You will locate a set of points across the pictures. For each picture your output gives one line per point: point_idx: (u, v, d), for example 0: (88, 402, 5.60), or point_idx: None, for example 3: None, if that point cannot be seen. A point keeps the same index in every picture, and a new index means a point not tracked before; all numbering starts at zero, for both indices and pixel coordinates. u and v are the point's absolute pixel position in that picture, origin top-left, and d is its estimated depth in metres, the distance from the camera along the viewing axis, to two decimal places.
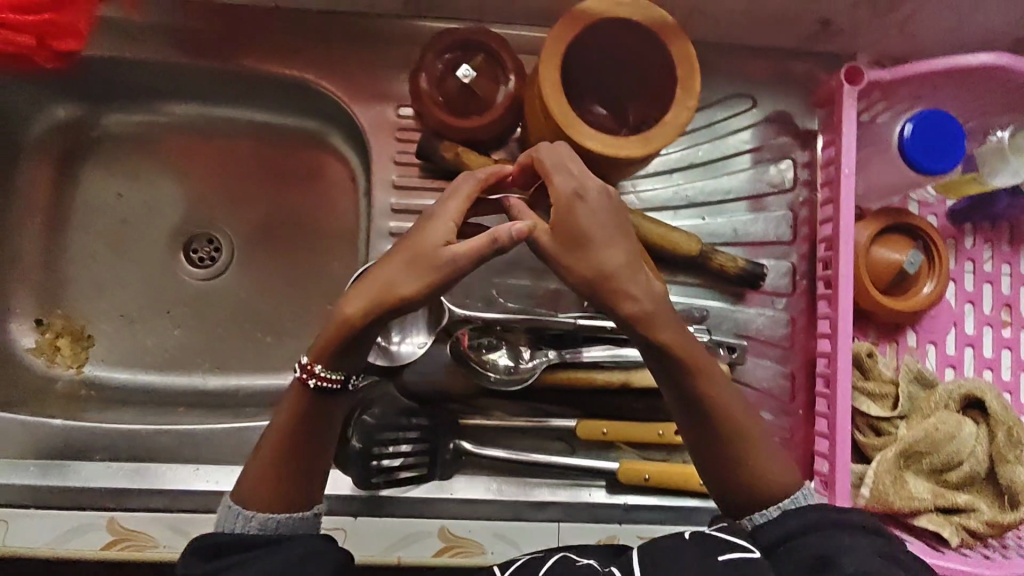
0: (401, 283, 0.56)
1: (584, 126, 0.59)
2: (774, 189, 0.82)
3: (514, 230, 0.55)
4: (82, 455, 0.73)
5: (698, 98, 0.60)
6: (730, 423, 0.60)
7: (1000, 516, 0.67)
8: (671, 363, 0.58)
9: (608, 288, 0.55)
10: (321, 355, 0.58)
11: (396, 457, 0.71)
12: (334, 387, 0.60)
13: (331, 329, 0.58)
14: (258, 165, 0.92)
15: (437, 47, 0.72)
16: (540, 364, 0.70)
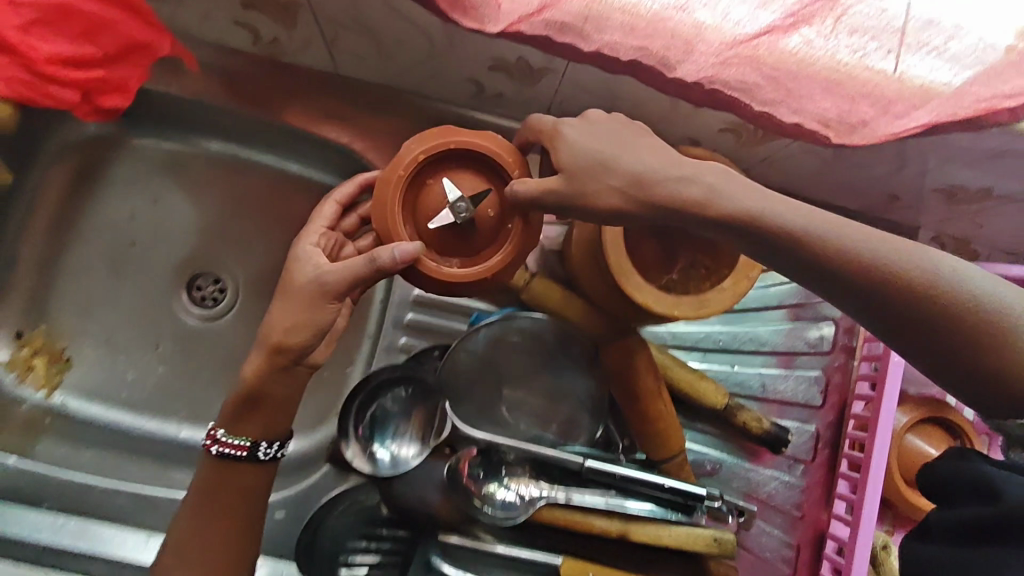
0: (294, 331, 0.57)
1: (637, 276, 0.57)
2: (806, 350, 0.78)
3: (399, 257, 0.51)
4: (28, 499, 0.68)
5: (761, 268, 0.58)
6: (924, 302, 0.41)
7: None
8: (839, 272, 0.43)
9: (647, 194, 0.47)
10: (224, 421, 0.61)
11: (360, 568, 0.68)
12: (241, 454, 0.61)
13: (235, 399, 0.62)
14: (283, 214, 0.87)
15: (420, 151, 0.53)
16: (535, 500, 0.65)
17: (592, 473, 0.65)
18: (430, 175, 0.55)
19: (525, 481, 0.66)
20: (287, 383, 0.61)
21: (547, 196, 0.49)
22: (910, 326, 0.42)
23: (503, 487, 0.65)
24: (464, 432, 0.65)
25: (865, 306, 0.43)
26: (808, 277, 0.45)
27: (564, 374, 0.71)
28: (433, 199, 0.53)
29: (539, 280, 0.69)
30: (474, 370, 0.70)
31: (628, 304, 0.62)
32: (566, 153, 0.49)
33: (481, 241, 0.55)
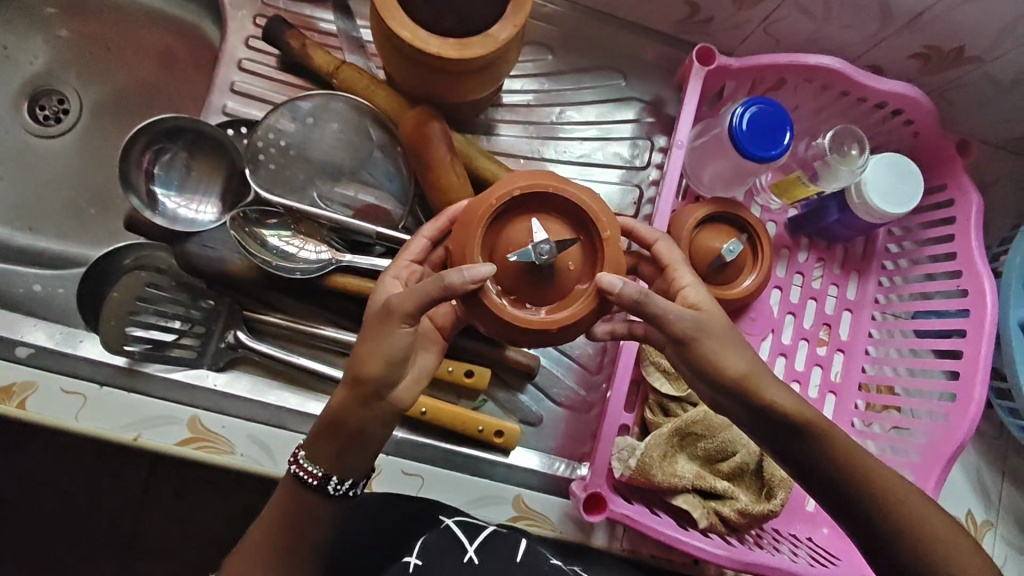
0: (371, 358, 0.50)
1: (404, 17, 0.59)
2: (627, 165, 0.83)
3: (469, 280, 0.47)
4: None
5: (527, 18, 0.61)
6: (930, 531, 0.51)
7: (752, 507, 0.66)
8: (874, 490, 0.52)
9: (751, 391, 0.51)
10: (306, 441, 0.53)
11: (166, 332, 0.69)
12: (313, 483, 0.53)
13: (316, 426, 0.54)
14: (130, 38, 0.88)
15: (518, 192, 0.51)
16: (323, 261, 0.67)
17: (388, 242, 0.68)
18: (507, 217, 0.52)
19: (314, 241, 0.69)
20: (367, 421, 0.52)
21: (684, 316, 0.50)
22: (902, 547, 0.51)
23: (282, 238, 0.68)
24: (261, 196, 0.67)
25: (850, 513, 0.53)
26: (818, 476, 0.53)
27: (371, 161, 0.73)
28: (513, 238, 0.50)
29: (348, 65, 0.72)
30: (283, 150, 0.72)
31: (414, 65, 0.64)
32: (690, 292, 0.53)
33: (556, 292, 0.51)
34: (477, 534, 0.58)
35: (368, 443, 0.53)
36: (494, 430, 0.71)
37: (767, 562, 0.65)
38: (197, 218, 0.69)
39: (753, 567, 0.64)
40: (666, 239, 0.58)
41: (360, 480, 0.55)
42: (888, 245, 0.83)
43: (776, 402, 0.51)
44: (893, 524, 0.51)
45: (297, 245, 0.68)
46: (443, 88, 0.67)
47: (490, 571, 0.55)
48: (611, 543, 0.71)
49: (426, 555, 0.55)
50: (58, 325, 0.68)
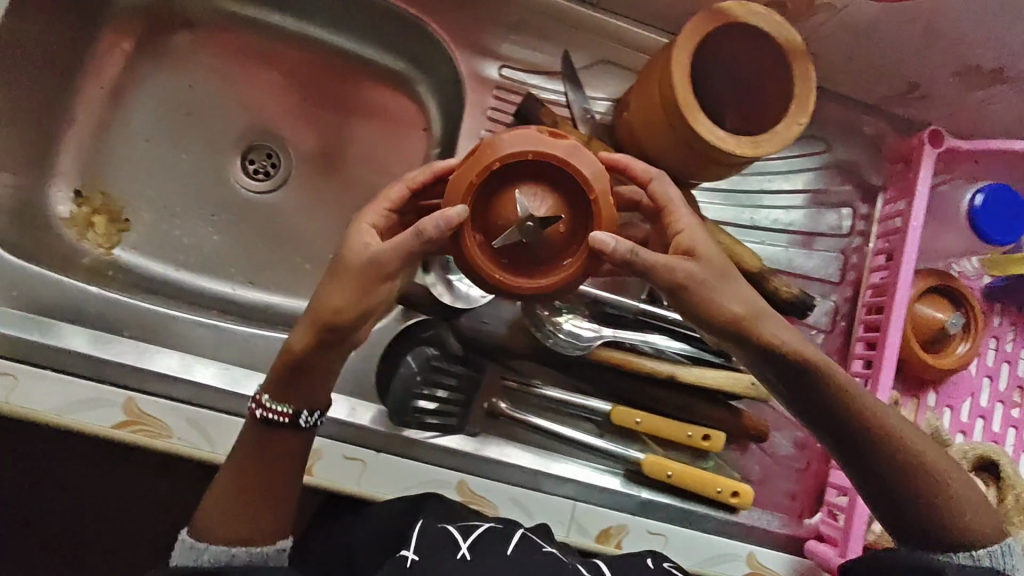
0: (337, 299, 0.53)
1: (701, 114, 0.61)
2: (827, 232, 0.85)
3: (444, 226, 0.49)
4: (111, 327, 0.71)
5: (811, 114, 0.63)
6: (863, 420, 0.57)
7: None
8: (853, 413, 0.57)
9: (746, 329, 0.54)
10: (270, 386, 0.58)
11: (432, 401, 0.71)
12: (284, 421, 0.59)
13: (278, 364, 0.58)
14: (335, 91, 0.88)
15: (495, 167, 0.50)
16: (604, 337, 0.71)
17: (648, 315, 0.73)
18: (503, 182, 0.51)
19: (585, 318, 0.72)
20: (328, 360, 0.57)
21: (675, 266, 0.52)
22: (896, 476, 0.58)
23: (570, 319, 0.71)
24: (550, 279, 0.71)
25: (842, 439, 0.58)
26: (812, 412, 0.58)
27: None
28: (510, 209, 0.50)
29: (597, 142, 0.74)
30: None
31: (689, 151, 0.66)
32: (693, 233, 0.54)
33: (544, 252, 0.51)
34: (472, 532, 0.55)
35: (326, 369, 0.58)
36: (732, 491, 0.75)
37: None
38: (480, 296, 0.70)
39: None
40: (659, 178, 0.57)
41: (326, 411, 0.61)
42: None
43: (787, 346, 0.55)
44: (890, 454, 0.57)
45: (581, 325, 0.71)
46: (704, 170, 0.69)
47: (482, 565, 0.51)
48: None
49: (422, 549, 0.52)
50: (325, 393, 0.71)
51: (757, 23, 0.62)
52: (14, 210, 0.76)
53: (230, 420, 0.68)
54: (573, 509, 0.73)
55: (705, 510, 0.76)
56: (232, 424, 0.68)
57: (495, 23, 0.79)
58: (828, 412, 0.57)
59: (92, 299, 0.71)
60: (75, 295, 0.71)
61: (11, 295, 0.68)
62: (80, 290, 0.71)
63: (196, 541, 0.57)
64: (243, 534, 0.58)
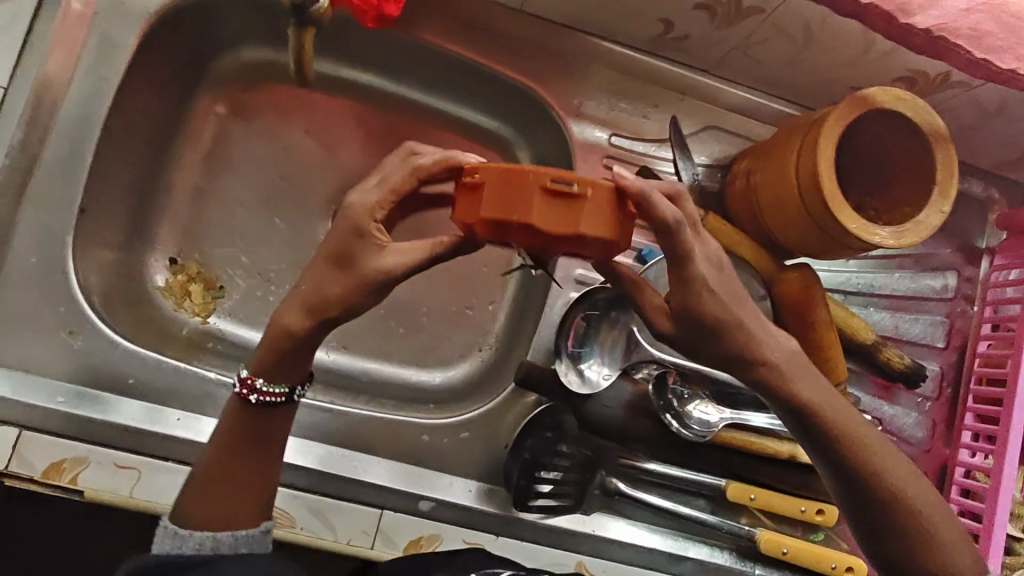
0: (331, 284, 0.49)
1: (846, 206, 0.61)
2: (935, 296, 0.83)
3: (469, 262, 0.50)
4: (192, 407, 0.67)
5: (952, 203, 0.62)
6: (907, 502, 0.53)
7: None
8: (880, 487, 0.53)
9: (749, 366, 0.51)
10: (260, 369, 0.51)
11: (547, 483, 0.69)
12: (279, 400, 0.53)
13: (267, 345, 0.51)
14: (429, 150, 0.87)
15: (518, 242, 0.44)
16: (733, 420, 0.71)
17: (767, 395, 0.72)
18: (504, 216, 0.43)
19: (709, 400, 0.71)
20: None
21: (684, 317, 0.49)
22: (888, 523, 0.54)
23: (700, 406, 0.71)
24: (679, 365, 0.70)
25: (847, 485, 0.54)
26: (817, 452, 0.54)
27: None
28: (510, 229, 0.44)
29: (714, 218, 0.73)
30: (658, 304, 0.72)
31: (821, 236, 0.66)
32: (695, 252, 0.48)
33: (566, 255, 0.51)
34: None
35: None
36: (846, 567, 0.74)
37: None
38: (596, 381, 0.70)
39: None
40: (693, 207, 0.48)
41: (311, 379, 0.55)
42: None
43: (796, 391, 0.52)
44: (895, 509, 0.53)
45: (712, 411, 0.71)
46: (829, 252, 0.68)
47: None
48: None
49: None
50: (445, 475, 0.70)
51: (902, 109, 0.61)
52: (117, 284, 0.75)
53: (352, 507, 0.67)
54: None
55: None
56: (352, 510, 0.67)
57: (601, 89, 0.78)
58: (831, 454, 0.53)
59: (176, 378, 0.67)
60: (192, 382, 0.68)
61: (127, 383, 0.66)
62: (196, 376, 0.68)
63: (180, 528, 0.51)
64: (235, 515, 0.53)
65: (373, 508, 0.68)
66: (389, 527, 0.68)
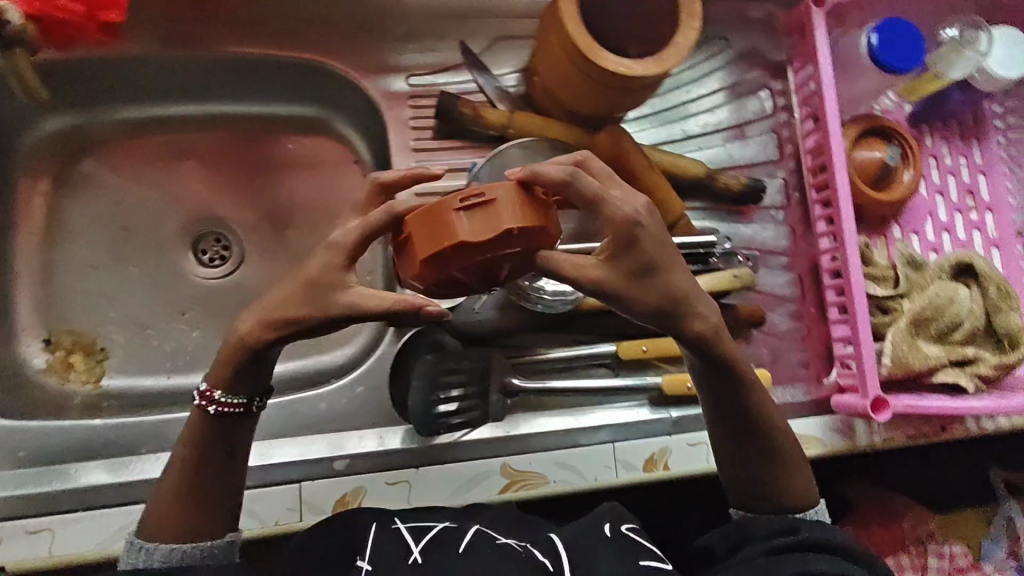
0: (291, 307, 0.52)
1: (603, 52, 0.65)
2: (755, 118, 0.90)
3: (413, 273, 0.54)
4: (56, 458, 0.70)
5: (700, 16, 0.67)
6: (766, 449, 0.61)
7: (1003, 359, 0.74)
8: (757, 433, 0.61)
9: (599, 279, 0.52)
10: (219, 381, 0.55)
11: (450, 403, 0.72)
12: (237, 412, 0.57)
13: (224, 356, 0.55)
14: (260, 155, 0.90)
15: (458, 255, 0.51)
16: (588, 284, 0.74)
17: None
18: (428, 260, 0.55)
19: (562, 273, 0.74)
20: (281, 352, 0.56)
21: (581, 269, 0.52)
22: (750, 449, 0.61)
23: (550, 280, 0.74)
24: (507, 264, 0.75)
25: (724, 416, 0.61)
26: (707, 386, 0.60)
27: None
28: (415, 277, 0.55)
29: (520, 112, 0.77)
30: None
31: (604, 90, 0.70)
32: (611, 237, 0.52)
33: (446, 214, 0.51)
34: (425, 534, 0.56)
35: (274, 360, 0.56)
36: None
37: None
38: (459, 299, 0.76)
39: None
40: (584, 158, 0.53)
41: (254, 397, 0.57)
42: (993, 109, 0.92)
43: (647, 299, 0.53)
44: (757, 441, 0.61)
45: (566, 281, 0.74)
46: (623, 105, 0.73)
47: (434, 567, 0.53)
48: (872, 438, 0.81)
49: (375, 559, 0.54)
50: (354, 431, 0.73)
51: None
52: None
53: (271, 491, 0.68)
54: (614, 450, 0.75)
55: None
56: (272, 493, 0.68)
57: (383, 38, 0.82)
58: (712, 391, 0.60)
59: (53, 436, 0.71)
60: (66, 436, 0.71)
61: (18, 455, 0.70)
62: (158, 421, 0.73)
63: (147, 541, 0.56)
64: (182, 525, 0.56)
65: (291, 484, 0.69)
66: (312, 496, 0.69)
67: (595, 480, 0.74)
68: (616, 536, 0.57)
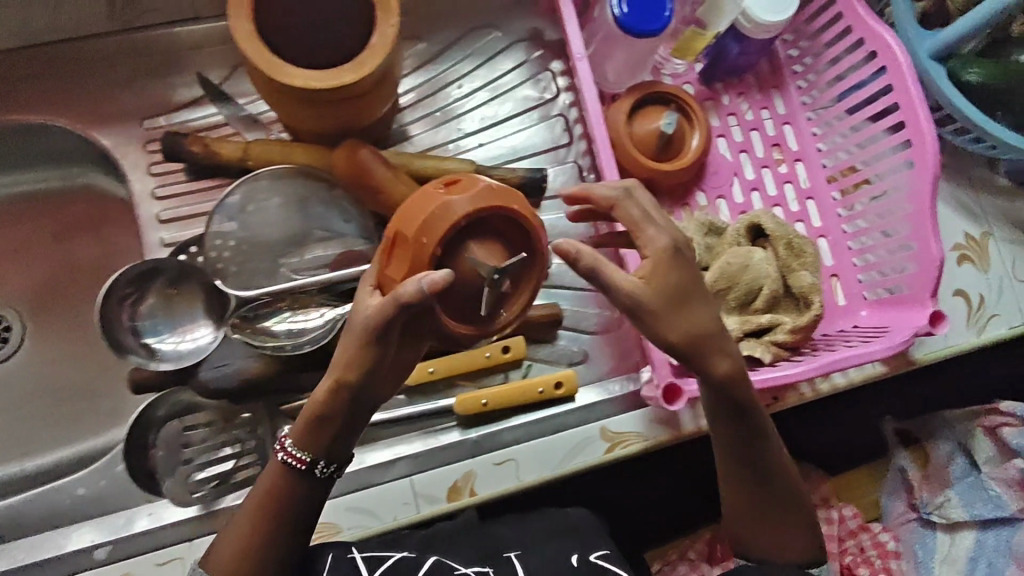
0: (342, 359, 0.51)
1: (288, 67, 0.59)
2: (540, 102, 0.85)
3: (423, 287, 0.48)
4: None
5: (399, 11, 0.60)
6: (786, 505, 0.62)
7: (800, 321, 0.70)
8: (754, 469, 0.61)
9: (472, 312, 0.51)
10: (293, 427, 0.54)
11: (224, 462, 0.68)
12: (302, 468, 0.54)
13: (305, 414, 0.53)
14: (20, 225, 0.82)
15: (435, 240, 0.50)
16: (334, 320, 0.68)
17: None
18: (496, 230, 0.52)
19: (309, 308, 0.69)
20: (337, 410, 0.53)
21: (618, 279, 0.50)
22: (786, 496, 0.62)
23: (292, 319, 0.68)
24: (242, 295, 0.67)
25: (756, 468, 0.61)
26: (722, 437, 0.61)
27: (319, 215, 0.75)
28: (467, 258, 0.51)
29: (255, 142, 0.72)
30: (236, 249, 0.72)
31: (317, 106, 0.64)
32: (649, 265, 0.51)
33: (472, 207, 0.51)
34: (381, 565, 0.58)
35: (325, 433, 0.53)
36: (553, 384, 0.75)
37: (836, 358, 0.69)
38: (201, 346, 0.68)
39: (827, 369, 0.68)
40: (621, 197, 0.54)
41: (346, 463, 0.56)
42: (788, 53, 0.87)
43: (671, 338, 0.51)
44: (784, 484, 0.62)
45: (309, 317, 0.68)
46: (354, 115, 0.68)
47: None
48: (700, 422, 0.76)
49: None
50: (122, 512, 0.65)
51: None
52: None
53: None
54: (412, 484, 0.70)
55: (546, 410, 0.77)
56: None
57: (108, 82, 0.75)
58: (733, 447, 0.61)
59: None
60: None
61: None
62: None
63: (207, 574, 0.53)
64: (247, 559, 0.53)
65: None
66: None
67: (393, 519, 0.69)
68: (583, 566, 0.61)
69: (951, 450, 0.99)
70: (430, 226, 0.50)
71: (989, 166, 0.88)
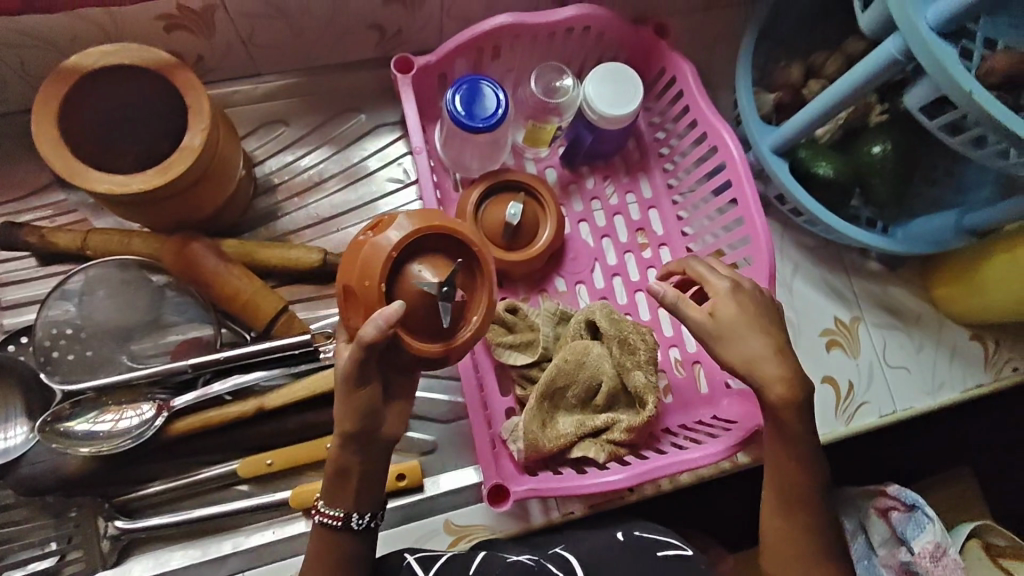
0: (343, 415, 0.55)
1: (93, 172, 0.59)
2: (405, 184, 0.85)
3: (383, 324, 0.51)
4: None
5: (210, 117, 0.62)
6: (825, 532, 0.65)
7: (635, 421, 0.70)
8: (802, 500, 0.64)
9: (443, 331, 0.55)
10: (321, 489, 0.58)
11: (40, 562, 0.68)
12: (339, 524, 0.58)
13: (330, 472, 0.57)
14: None
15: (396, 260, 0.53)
16: (145, 422, 0.68)
17: (201, 366, 0.69)
18: (436, 249, 0.55)
19: (127, 407, 0.69)
20: (349, 460, 0.56)
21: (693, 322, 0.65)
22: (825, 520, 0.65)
23: (102, 419, 0.68)
24: (65, 390, 0.68)
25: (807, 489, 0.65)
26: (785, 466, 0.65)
27: (161, 301, 0.73)
28: (411, 281, 0.53)
29: (93, 230, 0.71)
30: (73, 337, 0.71)
31: (138, 206, 0.64)
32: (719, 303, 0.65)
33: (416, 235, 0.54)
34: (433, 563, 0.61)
35: (360, 472, 0.57)
36: (394, 476, 0.73)
37: (660, 463, 0.68)
38: (10, 447, 0.68)
39: (649, 474, 0.67)
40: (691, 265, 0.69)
41: (379, 510, 0.59)
42: (657, 135, 0.86)
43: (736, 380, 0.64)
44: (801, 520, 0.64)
45: (121, 418, 0.69)
46: (186, 210, 0.68)
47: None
48: (550, 516, 0.74)
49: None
50: None
51: (114, 61, 0.61)
52: None
53: None
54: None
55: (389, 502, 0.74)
56: None
57: None
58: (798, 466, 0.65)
59: None
60: None
61: None
62: None
63: None
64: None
65: None
66: None
67: None
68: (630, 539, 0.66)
69: (857, 527, 0.89)
70: (372, 262, 0.53)
71: (861, 253, 0.88)
